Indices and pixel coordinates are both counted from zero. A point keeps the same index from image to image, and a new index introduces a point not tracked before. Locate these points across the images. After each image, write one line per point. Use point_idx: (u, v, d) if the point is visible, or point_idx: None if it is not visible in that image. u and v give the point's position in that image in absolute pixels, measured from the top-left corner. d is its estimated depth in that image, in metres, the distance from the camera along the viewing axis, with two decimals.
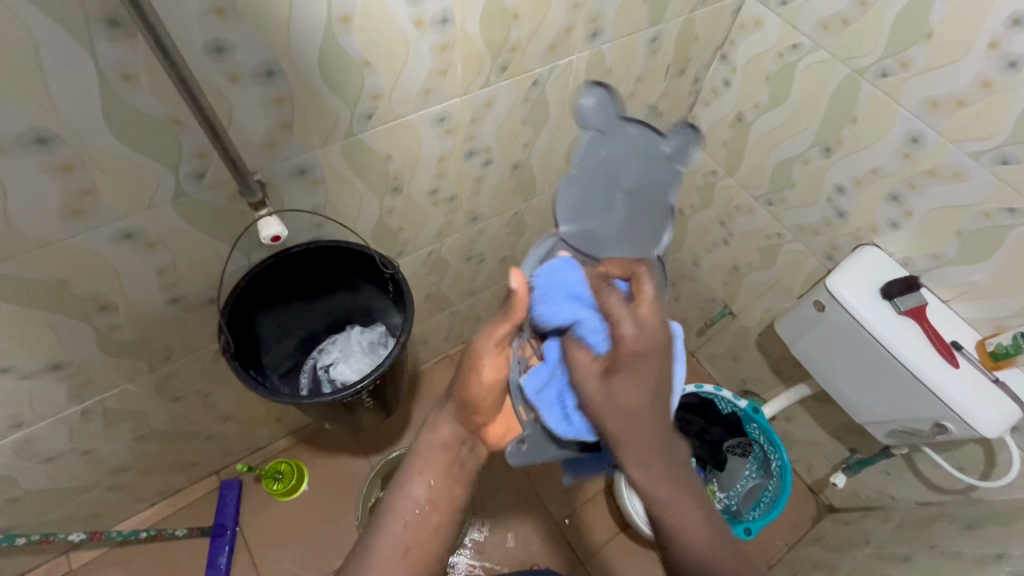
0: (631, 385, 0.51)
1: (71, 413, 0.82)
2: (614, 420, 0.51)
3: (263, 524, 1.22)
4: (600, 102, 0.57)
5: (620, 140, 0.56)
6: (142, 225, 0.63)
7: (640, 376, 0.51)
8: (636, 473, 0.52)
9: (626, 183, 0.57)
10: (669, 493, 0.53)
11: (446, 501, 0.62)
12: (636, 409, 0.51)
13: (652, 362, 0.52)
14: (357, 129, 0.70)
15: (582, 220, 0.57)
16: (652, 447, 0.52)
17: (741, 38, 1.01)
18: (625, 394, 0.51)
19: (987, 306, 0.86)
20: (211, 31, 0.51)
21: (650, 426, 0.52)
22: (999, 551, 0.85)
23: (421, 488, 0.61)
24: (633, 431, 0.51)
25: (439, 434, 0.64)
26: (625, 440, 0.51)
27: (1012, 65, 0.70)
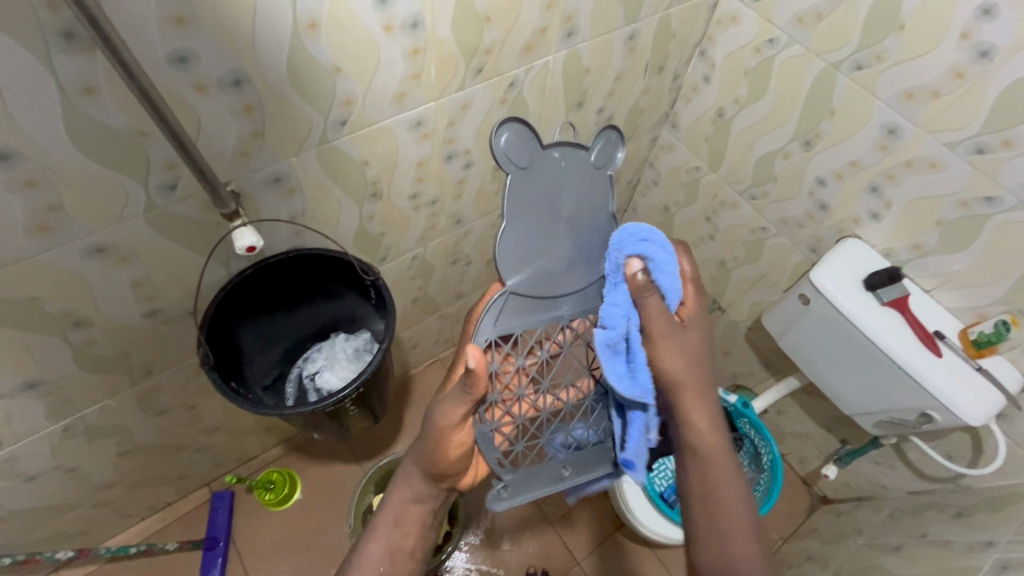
0: (675, 345, 0.62)
1: (52, 431, 0.81)
2: (672, 379, 0.63)
3: (256, 535, 1.21)
4: (519, 135, 0.57)
5: (552, 167, 0.60)
6: (114, 239, 0.62)
7: (683, 343, 0.63)
8: (686, 424, 0.64)
9: (566, 210, 0.62)
10: (711, 446, 0.63)
11: (419, 549, 0.67)
12: (677, 369, 0.63)
13: (702, 328, 0.66)
14: (331, 135, 0.69)
15: (532, 266, 0.62)
16: (701, 404, 0.64)
17: (719, 33, 1.01)
18: (683, 346, 0.63)
19: (968, 294, 0.87)
20: (172, 41, 0.51)
21: (698, 388, 0.64)
22: (987, 538, 0.86)
23: (394, 535, 0.65)
24: (693, 373, 0.64)
25: (409, 490, 0.67)
26: (683, 396, 0.64)
27: (983, 55, 0.71)
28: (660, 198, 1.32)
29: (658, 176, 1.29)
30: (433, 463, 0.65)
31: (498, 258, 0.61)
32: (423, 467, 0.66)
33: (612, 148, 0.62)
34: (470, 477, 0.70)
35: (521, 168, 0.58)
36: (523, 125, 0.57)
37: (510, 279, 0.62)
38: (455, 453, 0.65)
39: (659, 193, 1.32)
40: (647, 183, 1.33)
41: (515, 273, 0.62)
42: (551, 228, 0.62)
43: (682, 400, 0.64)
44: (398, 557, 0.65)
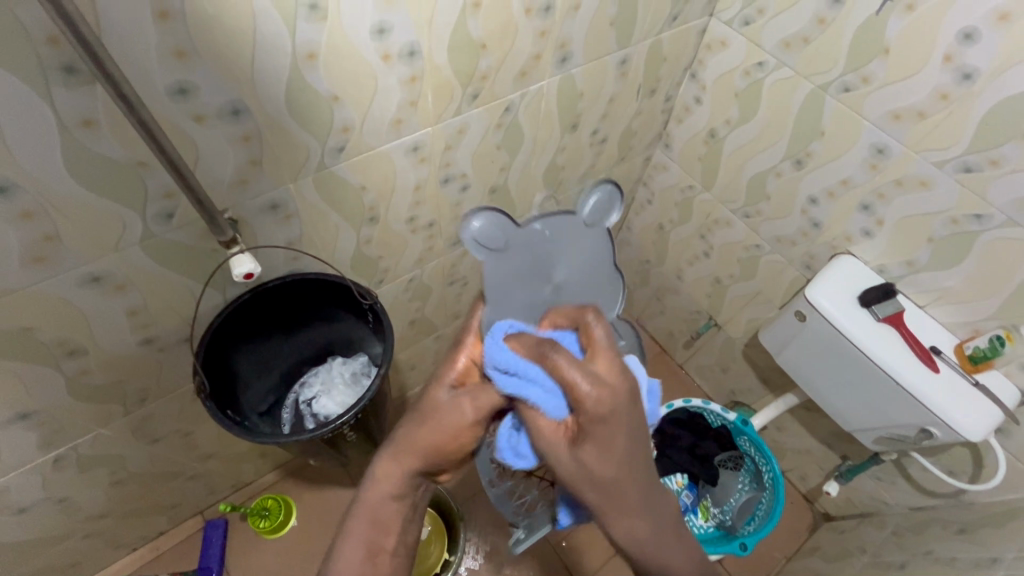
0: (600, 451, 0.46)
1: (43, 462, 0.79)
2: (591, 490, 0.48)
3: (250, 564, 1.18)
4: (493, 219, 0.57)
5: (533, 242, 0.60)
6: (110, 268, 0.62)
7: (607, 443, 0.46)
8: (619, 530, 0.51)
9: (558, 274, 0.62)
10: (629, 507, 0.49)
11: (402, 543, 0.58)
12: (607, 477, 0.47)
13: (624, 417, 0.46)
14: (329, 161, 0.70)
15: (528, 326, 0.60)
16: (632, 502, 0.49)
17: (709, 56, 1.03)
18: (596, 462, 0.47)
19: (962, 310, 0.88)
20: (172, 74, 0.51)
21: (629, 490, 0.48)
22: (992, 555, 0.85)
23: (374, 536, 0.56)
24: (606, 442, 0.46)
25: (395, 484, 0.56)
26: (602, 503, 0.49)
27: (967, 77, 0.73)
28: (655, 217, 1.33)
29: (652, 195, 1.31)
30: (428, 447, 0.55)
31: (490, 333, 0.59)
32: (420, 459, 0.55)
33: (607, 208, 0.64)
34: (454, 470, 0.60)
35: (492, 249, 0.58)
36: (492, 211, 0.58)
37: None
38: (448, 440, 0.54)
39: (653, 212, 1.33)
40: (642, 202, 1.35)
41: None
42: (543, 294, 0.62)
43: (605, 513, 0.50)
44: (379, 558, 0.56)
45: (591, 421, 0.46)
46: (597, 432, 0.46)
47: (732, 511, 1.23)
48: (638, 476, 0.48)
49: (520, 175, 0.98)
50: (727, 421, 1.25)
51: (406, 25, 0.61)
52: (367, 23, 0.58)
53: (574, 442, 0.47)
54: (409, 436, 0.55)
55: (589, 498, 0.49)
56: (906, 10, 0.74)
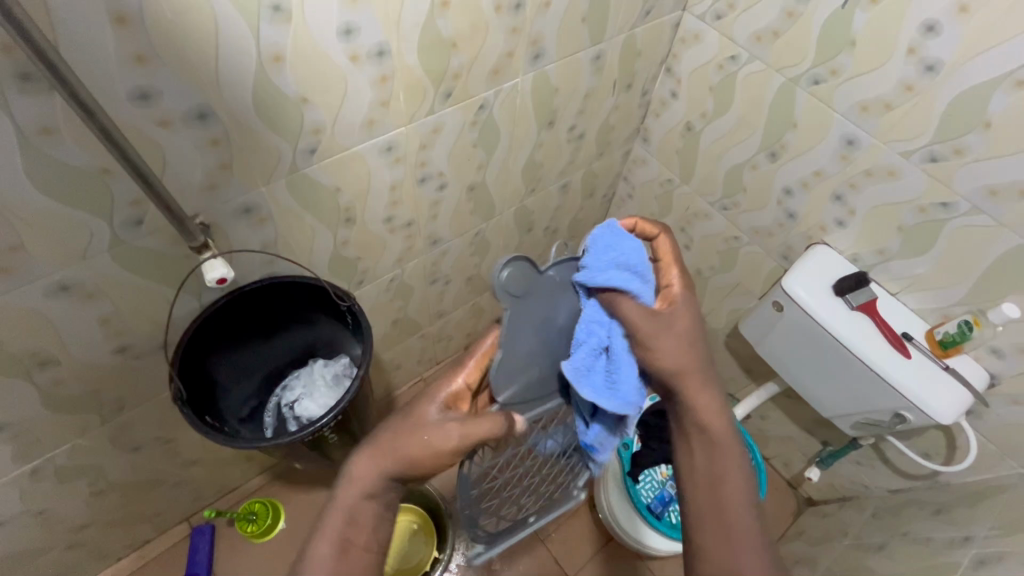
0: (676, 323, 0.60)
1: (20, 474, 0.78)
2: (672, 356, 0.59)
3: (239, 569, 1.18)
4: (517, 269, 0.59)
5: (547, 290, 0.62)
6: (79, 277, 0.61)
7: (682, 321, 0.61)
8: (694, 404, 0.60)
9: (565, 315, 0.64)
10: (716, 428, 0.59)
11: (375, 544, 0.54)
12: (682, 347, 0.60)
13: (695, 310, 0.62)
14: (301, 163, 0.69)
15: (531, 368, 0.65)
16: (700, 382, 0.60)
17: (683, 51, 1.04)
18: (673, 333, 0.60)
19: (932, 296, 0.90)
20: (133, 79, 0.50)
21: (698, 365, 0.60)
22: (965, 534, 0.88)
23: (345, 532, 0.53)
24: (690, 365, 0.60)
25: (374, 480, 0.55)
26: (677, 372, 0.60)
27: (930, 68, 0.74)
28: (636, 211, 1.34)
29: (632, 189, 1.32)
30: (405, 450, 0.56)
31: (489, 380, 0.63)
32: (395, 458, 0.55)
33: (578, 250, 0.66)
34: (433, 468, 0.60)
35: (516, 299, 0.61)
36: (517, 262, 0.59)
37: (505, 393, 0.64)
38: (428, 440, 0.56)
39: (634, 206, 1.34)
40: (622, 196, 1.35)
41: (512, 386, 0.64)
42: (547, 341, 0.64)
43: (683, 381, 0.60)
44: (350, 554, 0.53)
45: (676, 340, 0.60)
46: (689, 362, 0.60)
47: None
48: (701, 361, 0.61)
49: (498, 172, 0.98)
50: None
51: (373, 25, 0.60)
52: (333, 23, 0.58)
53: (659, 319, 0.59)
54: (392, 433, 0.57)
55: (670, 364, 0.59)
56: (870, 3, 0.75)
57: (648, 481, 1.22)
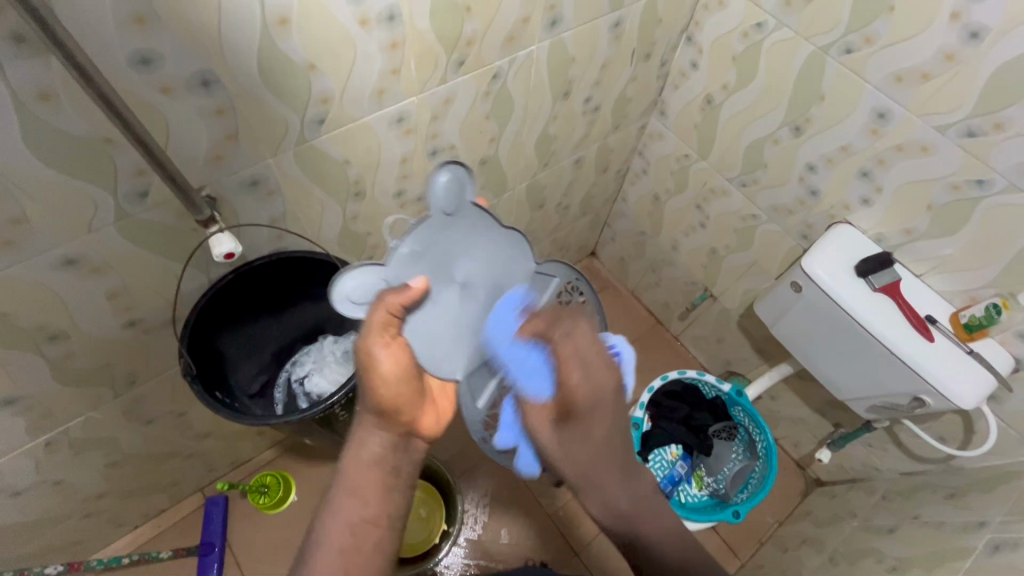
0: (578, 427, 0.61)
1: (35, 446, 0.78)
2: (568, 463, 0.62)
3: (252, 538, 1.20)
4: (364, 276, 0.54)
5: (409, 268, 0.56)
6: (85, 250, 0.60)
7: (589, 417, 0.60)
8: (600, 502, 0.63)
9: (460, 272, 0.58)
10: (631, 512, 0.62)
11: (385, 517, 0.56)
12: (592, 442, 0.61)
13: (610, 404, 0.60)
14: (309, 135, 0.67)
15: (467, 336, 0.60)
16: (607, 475, 0.62)
17: (706, 18, 0.99)
18: (574, 436, 0.61)
19: (960, 278, 0.87)
20: (133, 42, 0.48)
21: (604, 454, 0.62)
22: (980, 519, 0.87)
23: (355, 507, 0.55)
24: (591, 462, 0.61)
25: (370, 446, 0.57)
26: (581, 475, 0.62)
27: (974, 36, 0.69)
28: (650, 187, 1.31)
29: (647, 164, 1.28)
30: (377, 399, 0.57)
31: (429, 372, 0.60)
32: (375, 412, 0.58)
33: (456, 186, 0.55)
34: (431, 417, 0.62)
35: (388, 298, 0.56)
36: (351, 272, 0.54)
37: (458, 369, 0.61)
38: (390, 389, 0.57)
39: (648, 182, 1.31)
40: (637, 172, 1.32)
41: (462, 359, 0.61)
42: (456, 302, 0.59)
43: (587, 484, 0.63)
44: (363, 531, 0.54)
45: (565, 429, 0.61)
46: (584, 460, 0.61)
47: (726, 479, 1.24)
48: (609, 450, 0.62)
49: (510, 146, 0.95)
50: (722, 392, 1.26)
51: None
52: None
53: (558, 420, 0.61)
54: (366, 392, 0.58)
55: (567, 470, 0.63)
56: None
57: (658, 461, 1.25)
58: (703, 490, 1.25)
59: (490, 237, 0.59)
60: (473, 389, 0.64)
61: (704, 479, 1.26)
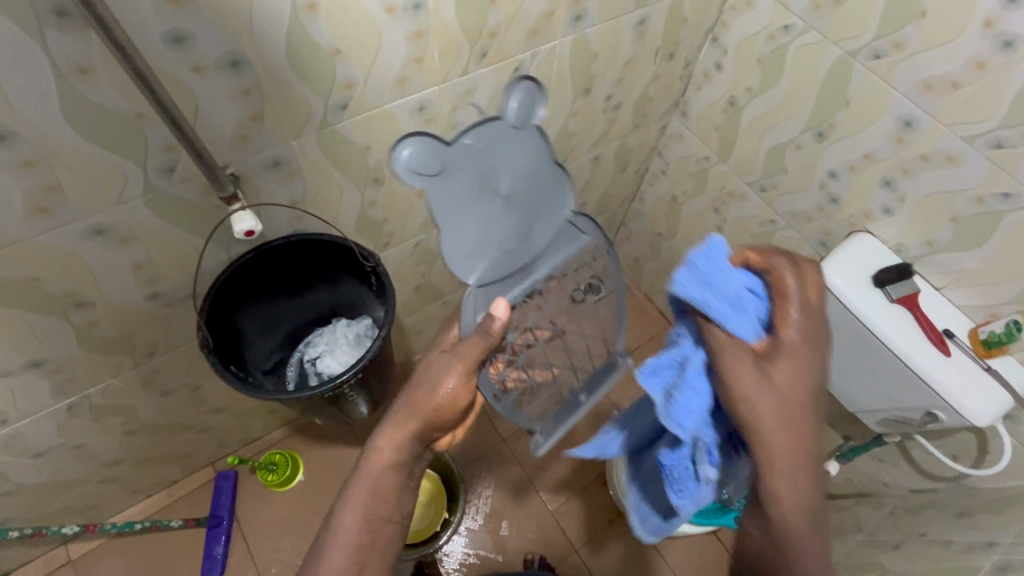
0: (788, 374, 0.49)
1: (57, 409, 0.82)
2: (772, 415, 0.49)
3: (259, 514, 1.23)
4: (420, 146, 0.50)
5: (462, 159, 0.53)
6: (113, 221, 0.63)
7: (799, 368, 0.50)
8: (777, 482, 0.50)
9: (504, 183, 0.56)
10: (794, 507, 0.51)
11: (397, 512, 0.61)
12: (796, 400, 0.49)
13: (818, 357, 0.51)
14: (332, 119, 0.68)
15: (492, 249, 0.59)
16: (806, 446, 0.50)
17: (732, 19, 0.98)
18: (786, 383, 0.49)
19: (980, 293, 0.85)
20: (167, 21, 0.50)
21: (809, 418, 0.50)
22: (988, 539, 0.85)
23: (371, 505, 0.59)
24: (794, 422, 0.50)
25: (390, 449, 0.61)
26: (780, 435, 0.49)
27: (1007, 45, 0.68)
28: (669, 188, 1.30)
29: (666, 165, 1.27)
30: (426, 413, 0.61)
31: (450, 264, 0.57)
32: (421, 423, 0.61)
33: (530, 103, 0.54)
34: (448, 436, 0.68)
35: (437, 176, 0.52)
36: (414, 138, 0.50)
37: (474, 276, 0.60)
38: (442, 408, 0.61)
39: (667, 183, 1.30)
40: (656, 172, 1.31)
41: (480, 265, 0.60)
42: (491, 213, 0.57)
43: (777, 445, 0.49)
44: (378, 527, 0.59)
45: (781, 399, 0.49)
46: (792, 419, 0.49)
47: None
48: (810, 418, 0.50)
49: None
50: None
51: None
52: None
53: (764, 361, 0.49)
54: (415, 402, 0.61)
55: (763, 425, 0.49)
56: None
57: None
58: None
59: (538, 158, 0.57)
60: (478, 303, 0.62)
61: None
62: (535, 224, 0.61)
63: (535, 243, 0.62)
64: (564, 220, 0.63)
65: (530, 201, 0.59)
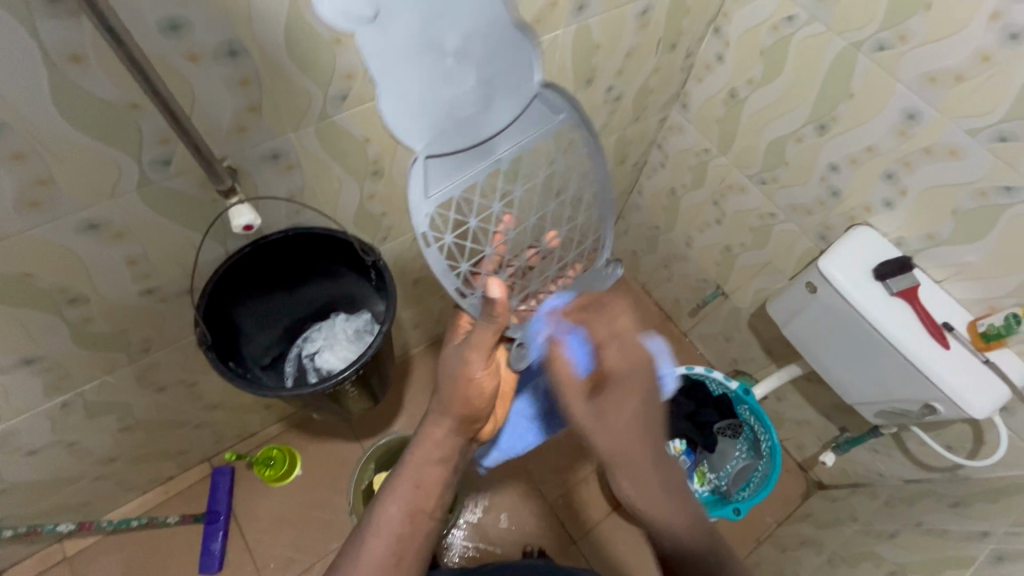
0: (615, 406, 0.61)
1: (51, 406, 0.80)
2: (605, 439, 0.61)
3: (257, 509, 1.22)
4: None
5: (397, 7, 0.47)
6: (108, 215, 0.61)
7: (622, 404, 0.61)
8: (622, 485, 0.61)
9: (448, 40, 0.51)
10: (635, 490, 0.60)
11: (438, 509, 0.70)
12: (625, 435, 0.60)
13: (639, 379, 0.64)
14: (331, 110, 0.67)
15: (440, 114, 0.55)
16: (641, 466, 0.60)
17: (734, 9, 0.97)
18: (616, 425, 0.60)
19: (980, 286, 0.85)
20: (163, 7, 0.48)
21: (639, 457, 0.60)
22: (983, 529, 0.86)
23: (415, 497, 0.69)
24: (635, 452, 0.60)
25: (435, 441, 0.71)
26: (617, 458, 0.60)
27: (1014, 37, 0.68)
28: (667, 181, 1.29)
29: (666, 158, 1.27)
30: (463, 408, 0.70)
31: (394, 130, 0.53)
32: (455, 419, 0.71)
33: None
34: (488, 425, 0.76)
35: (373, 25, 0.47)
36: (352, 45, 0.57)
37: (418, 146, 0.55)
38: (478, 400, 0.70)
39: (666, 175, 1.29)
40: (654, 165, 1.31)
41: (427, 133, 0.55)
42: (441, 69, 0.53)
43: (616, 466, 0.61)
44: (417, 517, 0.68)
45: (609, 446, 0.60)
46: (619, 444, 0.60)
47: (727, 477, 1.26)
48: (647, 451, 0.60)
49: None
50: (729, 390, 1.25)
51: None
52: None
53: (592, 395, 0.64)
54: (453, 398, 0.70)
55: (605, 449, 0.61)
56: None
57: None
58: (705, 485, 1.28)
59: (490, 23, 0.54)
60: (431, 177, 0.57)
61: (706, 475, 1.29)
62: (494, 97, 0.58)
63: (496, 122, 0.59)
64: (534, 92, 0.61)
65: (489, 70, 0.56)
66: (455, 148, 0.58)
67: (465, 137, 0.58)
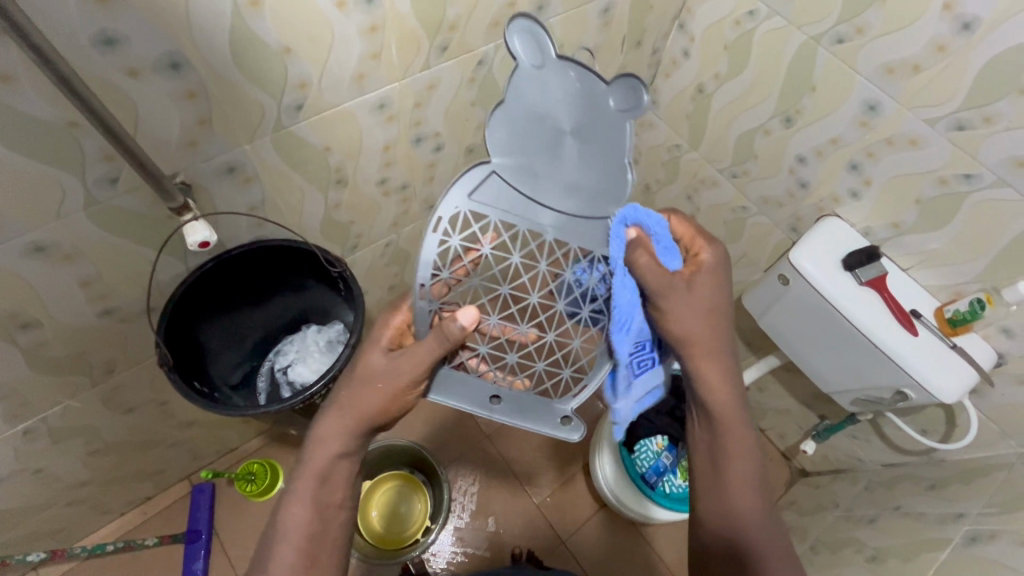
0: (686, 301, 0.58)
1: (12, 435, 0.77)
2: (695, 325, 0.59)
3: (239, 525, 1.20)
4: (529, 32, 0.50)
5: (549, 80, 0.52)
6: (55, 237, 0.59)
7: (695, 304, 0.58)
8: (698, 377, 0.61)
9: (569, 117, 0.52)
10: (716, 396, 0.62)
11: (348, 498, 0.61)
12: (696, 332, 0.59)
13: (713, 288, 0.60)
14: (286, 121, 0.65)
15: (523, 159, 0.52)
16: (717, 350, 0.61)
17: (697, 5, 0.97)
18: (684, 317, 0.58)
19: (946, 272, 0.86)
20: (95, 22, 0.46)
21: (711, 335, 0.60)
22: (958, 510, 0.87)
23: (319, 493, 0.59)
24: (709, 330, 0.60)
25: (332, 441, 0.59)
26: (694, 347, 0.60)
27: (967, 27, 0.68)
28: (641, 177, 1.29)
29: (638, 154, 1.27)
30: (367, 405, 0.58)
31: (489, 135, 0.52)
32: (361, 417, 0.59)
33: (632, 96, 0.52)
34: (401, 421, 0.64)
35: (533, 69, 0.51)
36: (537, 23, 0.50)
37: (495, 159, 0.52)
38: (390, 393, 0.57)
39: (640, 172, 1.29)
40: None
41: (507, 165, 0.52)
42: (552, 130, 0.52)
43: (691, 357, 0.60)
44: (326, 513, 0.60)
45: (702, 308, 0.59)
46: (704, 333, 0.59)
47: None
48: (717, 336, 0.60)
49: None
50: None
51: None
52: None
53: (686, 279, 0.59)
54: (353, 392, 0.58)
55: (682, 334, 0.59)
56: None
57: (644, 452, 1.24)
58: None
59: (607, 146, 0.53)
60: (492, 194, 0.52)
61: None
62: (569, 194, 0.53)
63: (558, 205, 0.53)
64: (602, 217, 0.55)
65: (585, 167, 0.53)
66: (510, 205, 0.52)
67: (524, 194, 0.52)
